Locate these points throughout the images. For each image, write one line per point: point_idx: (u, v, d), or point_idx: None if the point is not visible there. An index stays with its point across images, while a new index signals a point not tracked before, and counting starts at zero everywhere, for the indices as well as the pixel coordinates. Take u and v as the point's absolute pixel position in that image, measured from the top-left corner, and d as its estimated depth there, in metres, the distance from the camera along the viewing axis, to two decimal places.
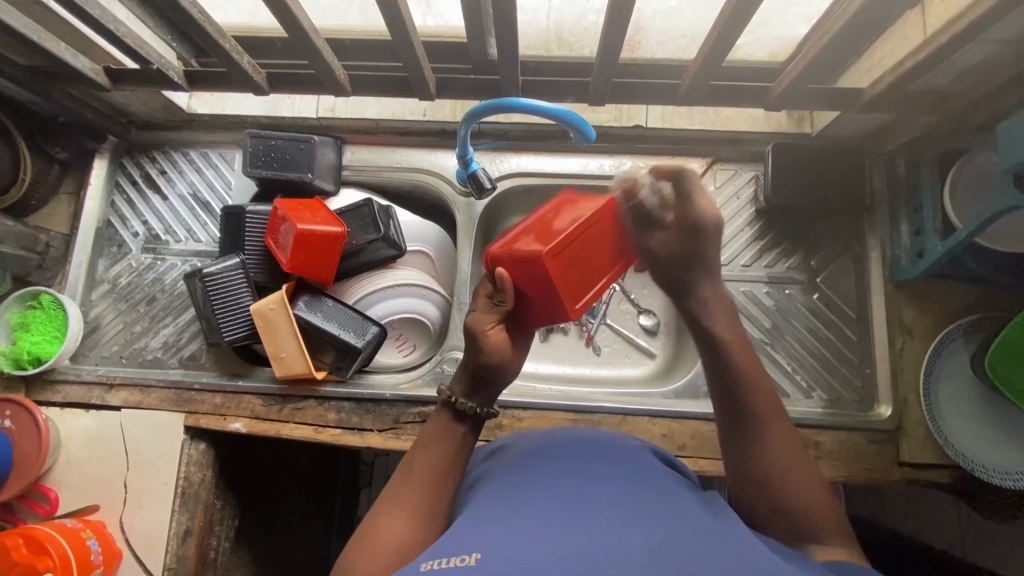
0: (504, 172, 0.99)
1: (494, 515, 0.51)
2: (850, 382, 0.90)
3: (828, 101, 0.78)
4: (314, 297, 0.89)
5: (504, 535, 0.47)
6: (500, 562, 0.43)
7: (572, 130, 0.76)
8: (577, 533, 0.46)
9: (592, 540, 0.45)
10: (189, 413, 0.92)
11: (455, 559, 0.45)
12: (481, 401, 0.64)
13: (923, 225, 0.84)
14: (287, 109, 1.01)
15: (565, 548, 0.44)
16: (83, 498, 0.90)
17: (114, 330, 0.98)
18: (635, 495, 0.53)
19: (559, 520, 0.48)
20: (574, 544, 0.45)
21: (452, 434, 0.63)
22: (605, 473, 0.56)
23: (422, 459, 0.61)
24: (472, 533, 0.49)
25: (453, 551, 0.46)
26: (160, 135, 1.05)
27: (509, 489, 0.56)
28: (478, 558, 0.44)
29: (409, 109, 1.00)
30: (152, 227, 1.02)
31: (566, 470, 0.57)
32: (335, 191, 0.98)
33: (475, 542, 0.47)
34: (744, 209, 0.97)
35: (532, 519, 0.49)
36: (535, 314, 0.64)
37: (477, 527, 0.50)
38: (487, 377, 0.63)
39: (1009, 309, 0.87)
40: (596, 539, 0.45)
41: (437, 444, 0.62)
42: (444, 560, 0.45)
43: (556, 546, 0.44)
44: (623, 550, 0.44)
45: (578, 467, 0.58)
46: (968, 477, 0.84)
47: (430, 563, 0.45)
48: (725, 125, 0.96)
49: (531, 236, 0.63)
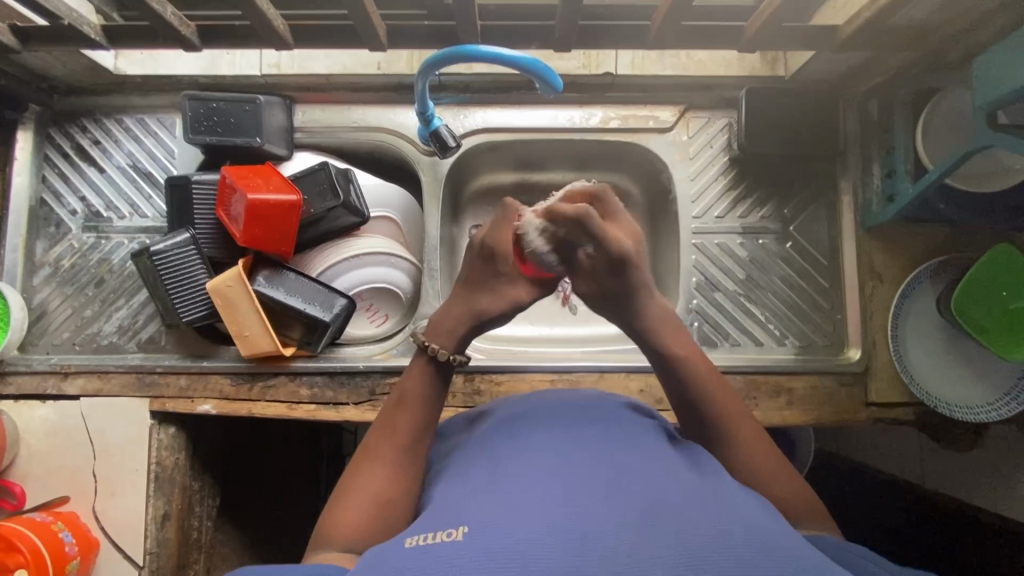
0: (469, 128, 0.93)
1: (476, 485, 0.50)
2: (821, 328, 0.92)
3: (804, 41, 0.74)
4: (275, 271, 0.85)
5: (489, 504, 0.46)
6: (488, 533, 0.42)
7: (538, 80, 0.71)
8: (565, 501, 0.45)
9: (581, 503, 0.45)
10: (154, 397, 0.88)
11: (441, 533, 0.44)
12: (452, 349, 0.66)
13: (894, 167, 0.84)
14: (226, 67, 0.92)
15: (556, 515, 0.43)
16: (51, 490, 0.87)
17: (63, 315, 0.93)
18: (622, 453, 0.52)
19: (547, 484, 0.47)
20: (564, 510, 0.44)
21: (432, 390, 0.64)
22: (586, 435, 0.56)
23: (404, 416, 0.62)
24: (456, 506, 0.48)
25: (438, 526, 0.45)
26: (88, 101, 0.96)
27: (490, 457, 0.55)
28: (465, 531, 0.43)
29: (361, 63, 0.92)
30: (90, 204, 0.95)
31: (546, 433, 0.56)
32: (288, 155, 0.92)
33: (459, 515, 0.45)
34: (718, 158, 0.94)
35: (517, 485, 0.48)
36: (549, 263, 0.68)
37: (461, 498, 0.49)
38: (473, 331, 0.67)
39: (973, 248, 0.88)
40: (586, 503, 0.45)
41: (419, 400, 0.63)
42: (430, 535, 0.44)
43: (547, 513, 0.44)
44: (611, 512, 0.44)
45: (560, 429, 0.57)
46: (928, 413, 0.87)
47: (414, 540, 0.44)
48: (697, 70, 0.92)
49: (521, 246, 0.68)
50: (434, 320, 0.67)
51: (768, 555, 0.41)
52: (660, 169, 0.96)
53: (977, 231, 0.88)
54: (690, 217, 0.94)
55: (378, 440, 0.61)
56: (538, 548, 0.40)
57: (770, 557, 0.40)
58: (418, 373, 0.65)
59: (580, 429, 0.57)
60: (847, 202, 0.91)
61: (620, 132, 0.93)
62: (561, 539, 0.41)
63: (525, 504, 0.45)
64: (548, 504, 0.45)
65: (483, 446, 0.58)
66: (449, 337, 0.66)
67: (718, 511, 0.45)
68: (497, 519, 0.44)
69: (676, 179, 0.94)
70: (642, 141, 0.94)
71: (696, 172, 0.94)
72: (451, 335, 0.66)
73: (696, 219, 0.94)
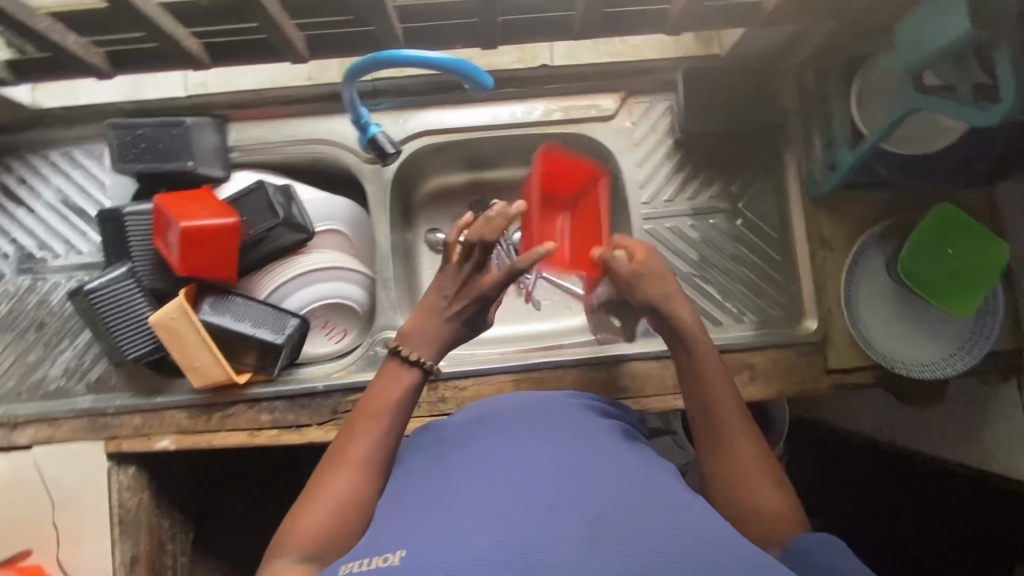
0: (410, 132, 0.92)
1: (417, 502, 0.50)
2: (778, 302, 0.92)
3: (730, 18, 0.74)
4: (220, 297, 0.83)
5: (431, 523, 0.45)
6: (423, 555, 0.42)
7: (465, 80, 0.69)
8: (510, 510, 0.44)
9: (520, 510, 0.45)
10: (109, 438, 0.85)
11: (378, 559, 0.43)
12: (432, 354, 0.66)
13: (833, 137, 0.84)
14: (150, 91, 0.90)
15: (493, 524, 0.43)
16: (10, 545, 0.84)
17: (5, 364, 0.89)
18: (565, 450, 0.53)
19: (487, 490, 0.47)
20: (502, 518, 0.44)
21: (407, 396, 0.64)
22: (539, 437, 0.55)
23: (376, 421, 0.61)
24: (395, 526, 0.47)
25: (376, 550, 0.45)
26: (8, 138, 0.92)
27: (435, 469, 0.55)
28: (401, 556, 0.43)
29: (289, 74, 0.91)
30: (23, 244, 0.91)
31: (492, 437, 0.57)
32: (226, 177, 0.89)
33: (398, 536, 0.45)
34: (663, 141, 0.94)
35: (457, 497, 0.48)
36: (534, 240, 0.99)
37: (401, 518, 0.48)
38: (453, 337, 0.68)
39: (917, 209, 0.89)
40: (524, 508, 0.45)
41: (391, 406, 0.62)
42: (366, 562, 0.44)
43: (485, 523, 0.44)
44: (549, 516, 0.44)
45: (506, 431, 0.57)
46: (887, 375, 0.89)
47: (351, 567, 0.44)
48: (633, 55, 0.92)
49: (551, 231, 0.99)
50: (416, 327, 0.66)
51: (695, 553, 0.42)
52: (607, 158, 0.96)
53: (918, 193, 0.89)
54: (640, 203, 0.94)
55: (347, 445, 0.60)
56: (471, 565, 0.41)
57: (698, 555, 0.42)
58: (392, 380, 0.64)
59: (524, 430, 0.57)
60: (793, 174, 0.92)
61: (563, 123, 0.93)
62: (496, 551, 0.41)
63: (469, 518, 0.44)
64: (487, 511, 0.45)
65: (429, 458, 0.58)
66: (428, 344, 0.66)
67: (654, 506, 0.46)
68: (433, 537, 0.43)
69: (623, 167, 0.94)
70: (586, 131, 0.93)
71: (643, 157, 0.93)
72: (428, 343, 0.66)
73: (646, 205, 0.94)
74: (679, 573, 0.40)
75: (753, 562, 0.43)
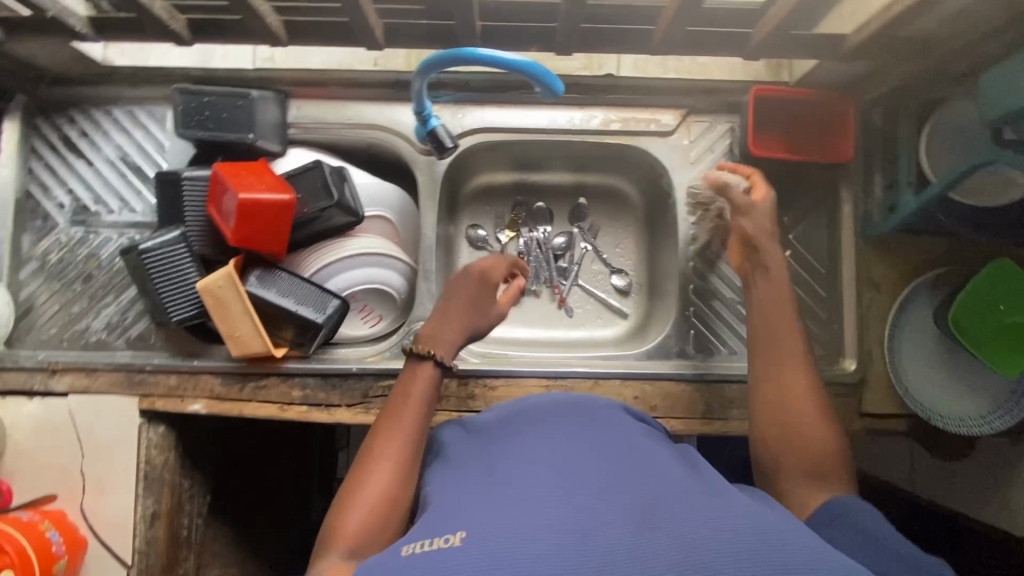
0: (467, 127, 0.92)
1: (472, 489, 0.49)
2: (817, 337, 0.91)
3: (811, 49, 0.73)
4: (268, 272, 0.84)
5: (487, 508, 0.45)
6: (486, 538, 0.41)
7: (538, 85, 0.69)
8: (564, 504, 0.44)
9: (578, 506, 0.44)
10: (144, 396, 0.87)
11: (438, 540, 0.42)
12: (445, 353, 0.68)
13: (897, 179, 0.83)
14: (221, 61, 0.92)
15: (552, 517, 0.43)
16: (39, 487, 0.86)
17: (50, 311, 0.91)
18: (617, 453, 0.52)
19: (545, 486, 0.47)
20: (562, 513, 0.43)
21: (432, 391, 0.66)
22: (582, 437, 0.55)
23: (408, 418, 0.62)
24: (454, 510, 0.47)
25: (435, 532, 0.44)
26: (76, 91, 0.93)
27: (486, 461, 0.54)
28: (463, 537, 0.42)
29: (358, 57, 0.91)
30: (79, 196, 0.93)
31: (543, 434, 0.56)
32: (282, 152, 0.90)
33: (456, 520, 0.45)
34: (719, 163, 0.93)
35: (514, 488, 0.47)
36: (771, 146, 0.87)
37: (458, 503, 0.48)
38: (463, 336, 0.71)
39: (971, 261, 0.88)
40: (583, 505, 0.44)
41: (421, 403, 0.64)
42: (426, 542, 0.43)
43: (545, 516, 0.43)
44: (608, 514, 0.43)
45: (558, 431, 0.57)
46: (921, 424, 0.88)
47: (412, 547, 0.43)
48: (701, 73, 0.92)
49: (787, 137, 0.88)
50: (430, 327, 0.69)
51: (764, 546, 0.39)
52: (660, 173, 0.95)
53: (975, 245, 0.87)
54: (689, 223, 0.93)
55: (382, 445, 0.60)
56: (534, 552, 0.39)
57: (771, 547, 0.39)
58: (416, 377, 0.66)
59: (576, 430, 0.57)
60: (848, 211, 0.90)
61: (620, 134, 0.92)
62: (559, 542, 0.40)
63: (527, 507, 0.44)
64: (544, 506, 0.44)
65: (477, 449, 0.59)
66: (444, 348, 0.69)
67: (715, 505, 0.44)
68: (494, 522, 0.43)
69: (676, 185, 0.93)
70: (642, 144, 0.92)
71: (697, 177, 0.93)
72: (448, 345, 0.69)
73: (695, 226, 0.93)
74: (751, 566, 0.38)
75: (829, 557, 0.40)
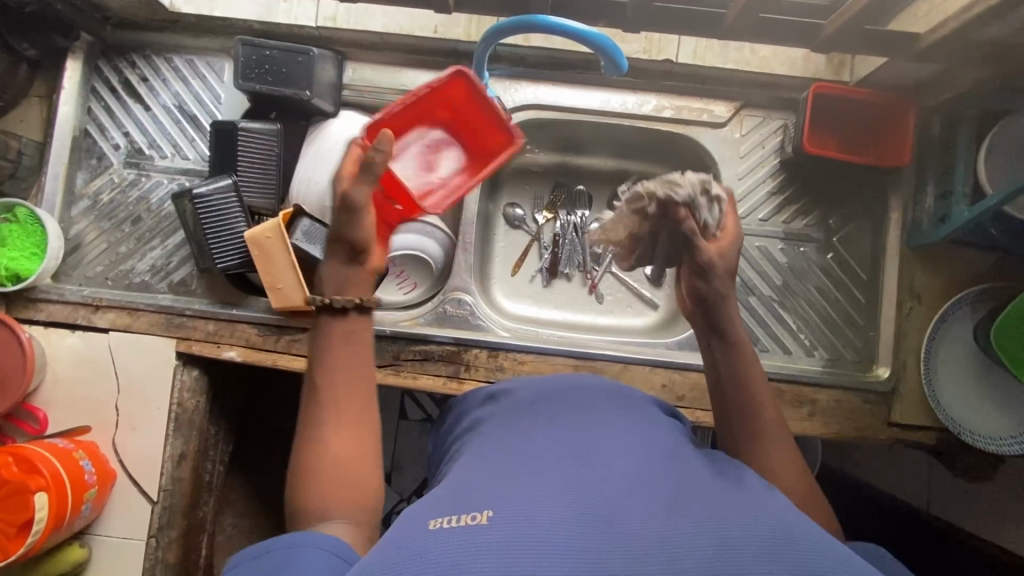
0: (519, 103, 0.92)
1: (497, 466, 0.50)
2: (852, 343, 0.91)
3: (879, 46, 0.72)
4: (314, 226, 0.85)
5: (516, 488, 0.46)
6: (513, 519, 0.42)
7: (602, 56, 0.70)
8: (591, 490, 0.45)
9: (606, 493, 0.44)
10: (181, 339, 0.89)
11: (466, 516, 0.43)
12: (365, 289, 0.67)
13: (951, 189, 0.82)
14: (282, 16, 0.91)
15: (578, 505, 0.43)
16: (74, 418, 0.89)
17: (97, 249, 0.93)
18: (644, 446, 0.52)
19: (572, 470, 0.47)
20: (587, 500, 0.44)
21: (365, 333, 0.64)
22: (616, 426, 0.55)
23: (337, 369, 0.61)
24: (479, 486, 0.47)
25: (463, 508, 0.45)
26: (140, 37, 0.95)
27: (510, 439, 0.55)
28: (490, 515, 0.43)
29: (418, 24, 0.91)
30: (133, 139, 0.95)
31: (570, 420, 0.57)
32: (335, 112, 0.91)
33: (484, 496, 0.45)
34: (768, 159, 0.92)
35: (541, 471, 0.47)
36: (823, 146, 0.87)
37: (485, 478, 0.48)
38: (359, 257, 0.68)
39: (1018, 279, 0.86)
40: (610, 493, 0.44)
41: (356, 351, 0.63)
42: (453, 517, 0.43)
43: (571, 502, 0.43)
44: (635, 503, 0.43)
45: (586, 417, 0.57)
46: (950, 440, 0.86)
47: (440, 521, 0.44)
48: (759, 66, 0.90)
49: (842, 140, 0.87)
50: (332, 278, 0.67)
51: (794, 551, 0.40)
52: (707, 166, 0.94)
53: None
54: None
55: (319, 407, 0.60)
56: (558, 539, 0.40)
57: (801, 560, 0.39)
58: (339, 320, 0.64)
59: (605, 419, 0.57)
60: (895, 219, 0.89)
61: (671, 122, 0.91)
62: (586, 529, 0.41)
63: (555, 490, 0.45)
64: (568, 491, 0.44)
65: (504, 425, 0.59)
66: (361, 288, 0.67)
67: (747, 509, 0.44)
68: (522, 504, 0.43)
69: (723, 178, 0.92)
70: (693, 134, 0.92)
71: (745, 172, 0.92)
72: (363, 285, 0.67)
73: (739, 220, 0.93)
74: (780, 566, 0.39)
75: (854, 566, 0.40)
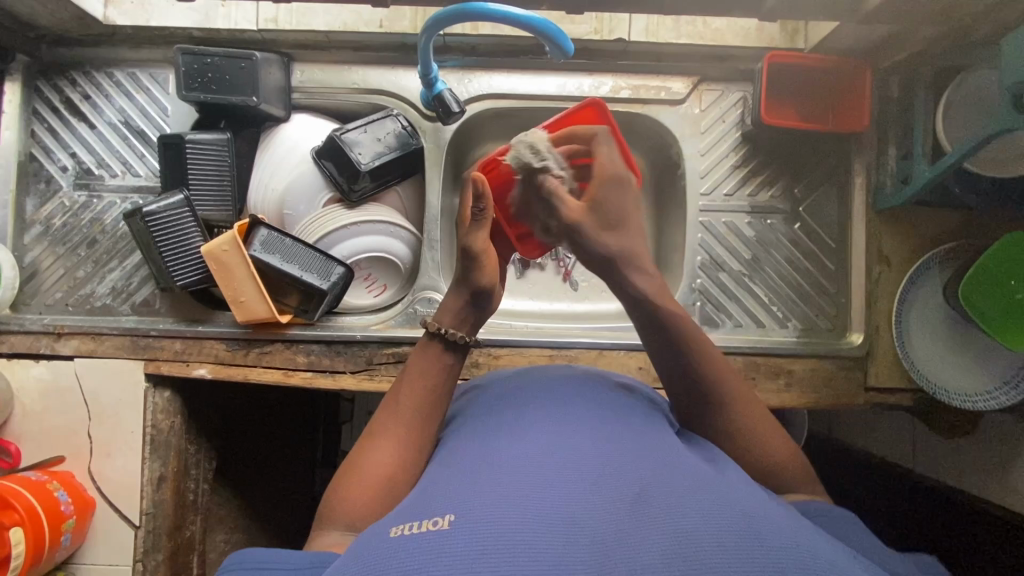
0: (473, 93, 0.90)
1: (463, 468, 0.49)
2: (824, 311, 0.91)
3: (827, 9, 0.72)
4: (270, 235, 0.82)
5: (479, 489, 0.44)
6: (476, 522, 0.40)
7: (548, 42, 0.71)
8: (568, 491, 0.43)
9: (572, 493, 0.43)
10: (149, 360, 0.87)
11: (427, 521, 0.42)
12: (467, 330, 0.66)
13: (911, 149, 0.82)
14: (221, 21, 0.87)
15: (543, 506, 0.42)
16: (46, 450, 0.87)
17: (55, 275, 0.91)
18: (619, 438, 0.51)
19: (538, 469, 0.46)
20: (556, 499, 0.42)
21: (442, 374, 0.63)
22: (589, 419, 0.55)
23: (410, 394, 0.61)
24: (443, 490, 0.46)
25: (426, 512, 0.43)
26: (78, 52, 0.92)
27: (479, 439, 0.54)
28: (452, 519, 0.41)
29: (363, 20, 0.87)
30: (81, 160, 0.92)
31: (539, 414, 0.56)
32: (285, 117, 0.89)
33: (445, 501, 0.44)
34: (730, 133, 0.92)
35: (508, 470, 0.46)
36: (779, 118, 0.86)
37: (448, 481, 0.47)
38: (480, 305, 0.66)
39: (982, 234, 0.87)
40: (577, 493, 0.43)
41: (426, 383, 0.62)
42: (415, 524, 0.42)
43: (536, 504, 0.42)
44: (601, 503, 0.42)
45: (558, 412, 0.56)
46: (926, 400, 0.87)
47: (401, 529, 0.42)
48: (714, 39, 0.88)
49: (799, 111, 0.87)
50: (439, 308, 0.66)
51: (759, 537, 0.39)
52: (669, 144, 0.94)
53: (987, 219, 0.86)
54: (698, 193, 0.92)
55: (379, 432, 0.59)
56: (523, 541, 0.38)
57: (764, 545, 0.38)
58: (427, 355, 0.64)
59: (577, 413, 0.56)
60: (859, 183, 0.88)
61: (629, 102, 0.90)
62: (548, 532, 0.39)
63: (523, 490, 0.43)
64: (536, 492, 0.43)
65: (476, 423, 0.58)
66: (461, 319, 0.66)
67: (714, 496, 0.43)
68: (486, 504, 0.42)
69: (686, 155, 0.92)
70: (652, 113, 0.91)
71: (707, 147, 0.92)
72: (455, 316, 0.65)
73: (705, 197, 0.93)
74: (744, 554, 0.37)
75: (822, 557, 0.39)
